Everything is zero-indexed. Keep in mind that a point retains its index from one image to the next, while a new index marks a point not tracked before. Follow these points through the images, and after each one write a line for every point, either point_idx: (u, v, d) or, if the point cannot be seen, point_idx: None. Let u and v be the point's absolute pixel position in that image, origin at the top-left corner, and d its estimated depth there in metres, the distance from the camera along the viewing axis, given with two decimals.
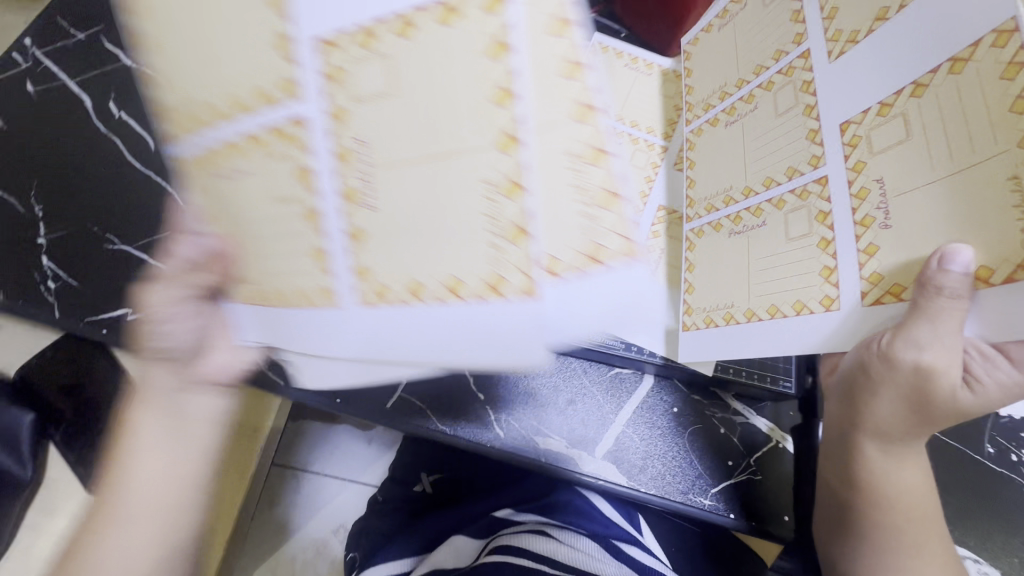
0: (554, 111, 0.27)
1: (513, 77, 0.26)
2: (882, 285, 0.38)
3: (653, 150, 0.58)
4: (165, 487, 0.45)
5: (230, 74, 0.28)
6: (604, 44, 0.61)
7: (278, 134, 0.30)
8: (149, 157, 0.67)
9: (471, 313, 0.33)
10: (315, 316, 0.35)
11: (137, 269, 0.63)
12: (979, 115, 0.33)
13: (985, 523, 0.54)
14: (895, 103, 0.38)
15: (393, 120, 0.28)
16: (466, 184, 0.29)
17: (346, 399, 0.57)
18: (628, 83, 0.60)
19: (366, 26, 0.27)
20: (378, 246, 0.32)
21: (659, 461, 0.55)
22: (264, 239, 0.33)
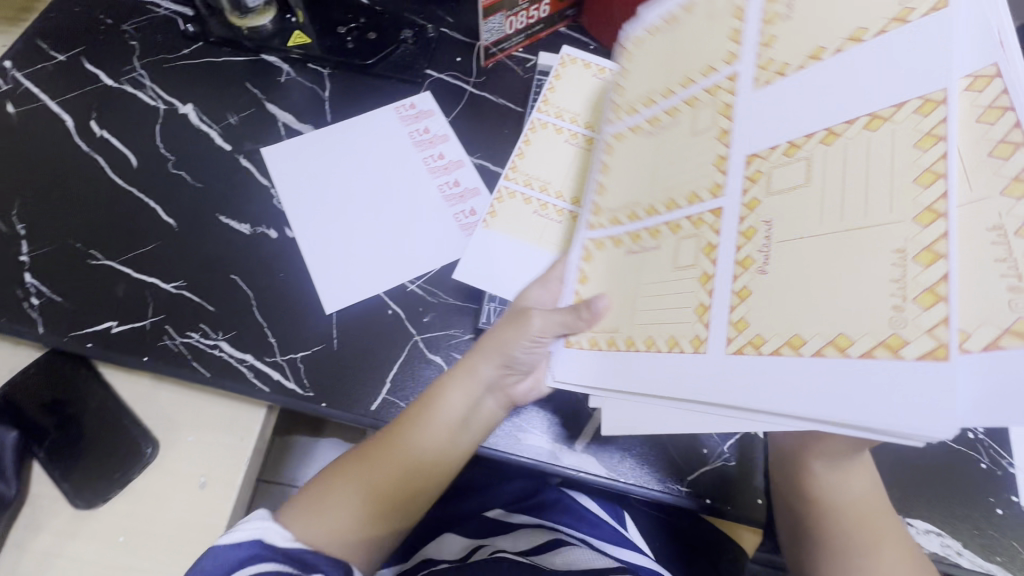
0: (981, 183, 0.31)
1: (936, 139, 0.32)
2: (745, 334, 0.37)
3: None
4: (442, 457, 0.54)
5: (685, 179, 0.45)
6: (567, 54, 0.71)
7: (699, 221, 0.42)
8: (131, 173, 0.69)
9: (866, 377, 0.32)
10: (675, 360, 0.41)
11: (119, 280, 0.62)
12: (888, 175, 0.33)
13: (949, 501, 0.56)
14: (803, 145, 0.37)
15: (801, 199, 0.37)
16: (878, 250, 0.32)
17: (331, 404, 0.57)
18: (585, 88, 0.69)
19: (790, 142, 0.38)
20: (760, 303, 0.37)
21: (637, 451, 0.57)
22: (656, 297, 0.44)
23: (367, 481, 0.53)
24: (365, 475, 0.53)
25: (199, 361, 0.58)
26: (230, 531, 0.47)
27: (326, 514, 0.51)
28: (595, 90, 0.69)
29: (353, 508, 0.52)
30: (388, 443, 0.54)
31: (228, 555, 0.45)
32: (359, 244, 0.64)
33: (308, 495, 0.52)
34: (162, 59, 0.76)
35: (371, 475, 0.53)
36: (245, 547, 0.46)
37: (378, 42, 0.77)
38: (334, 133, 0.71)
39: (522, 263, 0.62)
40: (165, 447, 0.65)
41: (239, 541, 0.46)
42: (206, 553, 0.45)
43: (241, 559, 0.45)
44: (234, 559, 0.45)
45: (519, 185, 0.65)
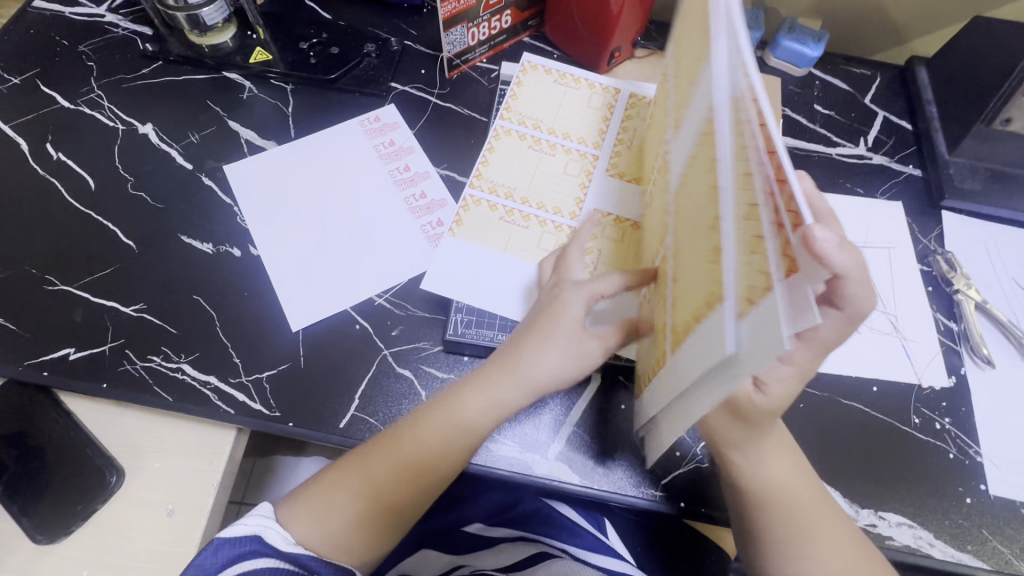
0: (758, 159, 0.33)
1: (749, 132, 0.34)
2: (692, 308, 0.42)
3: (570, 154, 0.67)
4: (434, 452, 0.51)
5: (667, 207, 0.52)
6: (529, 61, 0.72)
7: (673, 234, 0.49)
8: (90, 197, 0.67)
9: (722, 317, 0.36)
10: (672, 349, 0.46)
11: (77, 305, 0.61)
12: (724, 162, 0.37)
13: (918, 494, 0.57)
14: (697, 155, 0.43)
15: (699, 191, 0.42)
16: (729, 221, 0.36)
17: (298, 424, 0.56)
18: (547, 94, 0.70)
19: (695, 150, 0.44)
20: (690, 277, 0.42)
21: (611, 457, 0.57)
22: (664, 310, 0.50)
23: (373, 491, 0.51)
24: (368, 484, 0.51)
25: (160, 385, 0.57)
26: (234, 524, 0.48)
27: (330, 519, 0.50)
28: (556, 95, 0.70)
29: (356, 518, 0.50)
30: (392, 450, 0.51)
31: (230, 549, 0.46)
32: (326, 258, 0.64)
33: (310, 495, 0.51)
34: (121, 80, 0.75)
35: (376, 486, 0.51)
36: (246, 542, 0.47)
37: (340, 57, 0.76)
38: (297, 148, 0.71)
39: (490, 270, 0.62)
40: (131, 475, 0.63)
41: (240, 534, 0.47)
42: (210, 545, 0.46)
43: (242, 552, 0.47)
44: (235, 553, 0.46)
45: (484, 192, 0.65)
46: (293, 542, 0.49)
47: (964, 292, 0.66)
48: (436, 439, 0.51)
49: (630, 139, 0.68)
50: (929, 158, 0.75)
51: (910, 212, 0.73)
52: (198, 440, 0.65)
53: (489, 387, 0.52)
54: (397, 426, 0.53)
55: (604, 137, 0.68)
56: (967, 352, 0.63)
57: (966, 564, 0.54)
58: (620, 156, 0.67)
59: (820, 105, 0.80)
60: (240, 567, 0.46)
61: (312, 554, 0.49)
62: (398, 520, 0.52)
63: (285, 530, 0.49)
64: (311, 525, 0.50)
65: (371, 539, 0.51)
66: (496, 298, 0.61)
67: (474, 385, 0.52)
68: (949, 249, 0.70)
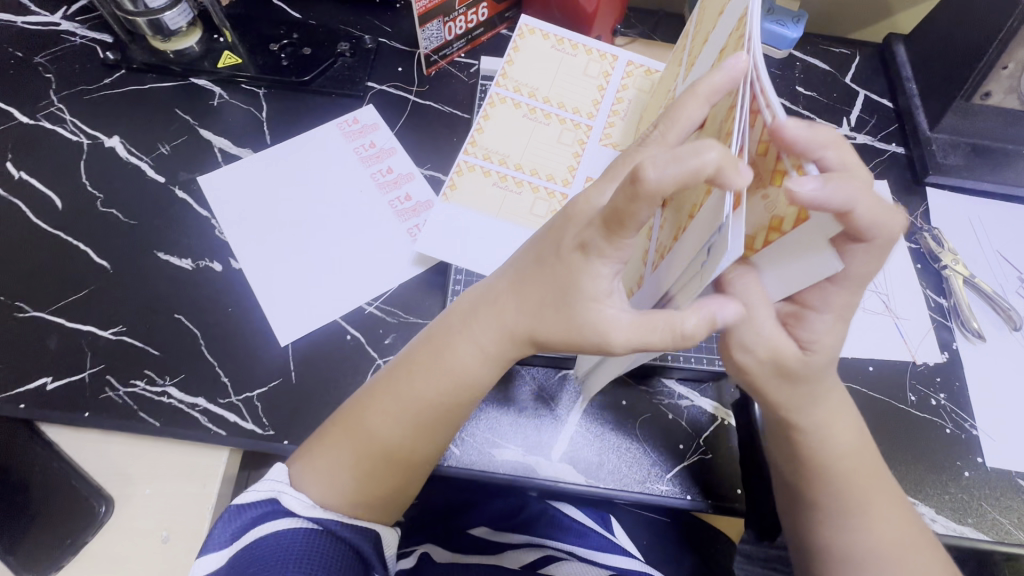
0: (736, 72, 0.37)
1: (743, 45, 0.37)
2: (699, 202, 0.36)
3: (565, 124, 0.66)
4: (429, 390, 0.48)
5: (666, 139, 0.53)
6: (525, 24, 0.68)
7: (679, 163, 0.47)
8: (57, 216, 0.64)
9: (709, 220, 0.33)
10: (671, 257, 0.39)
11: (51, 331, 0.58)
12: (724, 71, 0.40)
13: (919, 470, 0.57)
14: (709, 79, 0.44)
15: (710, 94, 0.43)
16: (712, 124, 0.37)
17: (293, 441, 0.55)
18: (545, 60, 0.67)
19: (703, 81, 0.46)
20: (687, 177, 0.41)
21: (615, 455, 0.56)
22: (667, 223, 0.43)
23: (376, 450, 0.48)
24: (372, 443, 0.48)
25: (146, 411, 0.55)
26: (249, 491, 0.48)
27: (340, 484, 0.48)
28: (552, 62, 0.67)
29: (366, 471, 0.48)
30: (385, 405, 0.48)
31: (246, 513, 0.46)
32: (316, 239, 0.63)
33: (314, 459, 0.49)
34: (82, 91, 0.71)
35: (379, 445, 0.48)
36: (261, 505, 0.46)
37: (313, 57, 0.74)
38: (280, 149, 0.69)
39: (482, 234, 0.61)
40: (121, 504, 0.61)
41: (251, 501, 0.47)
42: (224, 515, 0.46)
43: (258, 516, 0.46)
44: (251, 517, 0.46)
45: (478, 159, 0.63)
46: (311, 504, 0.47)
47: (952, 268, 0.66)
48: (423, 387, 0.48)
49: (624, 109, 0.66)
50: (912, 135, 0.75)
51: (896, 190, 0.73)
52: (191, 465, 0.62)
53: (471, 323, 0.47)
54: (381, 378, 0.50)
55: (599, 107, 0.66)
56: (958, 326, 0.64)
57: (967, 536, 0.55)
58: (614, 126, 0.66)
59: (802, 86, 0.79)
60: (256, 532, 0.45)
61: (335, 517, 0.47)
62: (407, 474, 0.49)
63: (301, 495, 0.47)
64: (324, 487, 0.47)
65: (373, 503, 0.49)
66: (487, 260, 0.60)
67: (456, 321, 0.48)
68: (935, 225, 0.70)
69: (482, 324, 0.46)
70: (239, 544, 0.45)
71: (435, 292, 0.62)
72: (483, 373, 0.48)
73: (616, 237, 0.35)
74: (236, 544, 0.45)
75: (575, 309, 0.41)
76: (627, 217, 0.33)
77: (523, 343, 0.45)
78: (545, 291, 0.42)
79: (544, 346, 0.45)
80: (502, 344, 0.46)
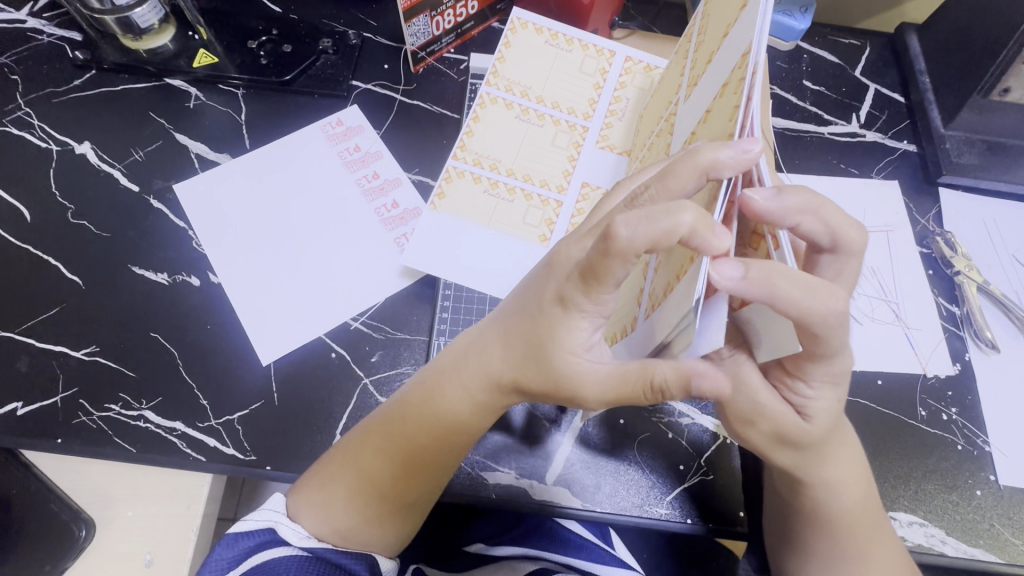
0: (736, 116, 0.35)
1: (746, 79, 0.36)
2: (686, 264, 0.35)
3: (561, 126, 0.62)
4: (417, 433, 0.46)
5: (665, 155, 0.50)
6: (518, 18, 0.64)
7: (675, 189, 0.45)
8: (25, 230, 0.61)
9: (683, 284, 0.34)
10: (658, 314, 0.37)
11: (21, 353, 0.56)
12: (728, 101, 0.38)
13: (929, 490, 0.55)
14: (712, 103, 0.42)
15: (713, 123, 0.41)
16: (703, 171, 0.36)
17: (276, 467, 0.52)
18: (538, 57, 0.63)
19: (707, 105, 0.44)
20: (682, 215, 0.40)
21: (612, 477, 0.54)
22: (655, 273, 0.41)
23: (372, 488, 0.47)
24: (365, 480, 0.47)
25: (122, 437, 0.53)
26: (245, 520, 0.46)
27: (339, 518, 0.46)
28: (546, 59, 0.63)
29: (362, 509, 0.47)
30: (379, 443, 0.47)
31: (242, 542, 0.44)
32: (297, 255, 0.60)
33: (311, 492, 0.47)
34: (50, 94, 0.68)
35: (373, 482, 0.47)
36: (258, 535, 0.45)
37: (294, 55, 0.70)
38: (261, 153, 0.65)
39: (472, 246, 0.58)
40: (103, 526, 0.60)
41: (250, 529, 0.45)
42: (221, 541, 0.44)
43: (255, 546, 0.44)
44: (247, 547, 0.44)
45: (468, 164, 0.60)
46: (306, 535, 0.46)
47: (966, 274, 0.63)
48: (417, 428, 0.46)
49: (622, 108, 0.63)
50: (925, 132, 0.72)
51: (907, 191, 0.70)
52: (172, 487, 0.60)
53: (464, 366, 0.46)
54: (379, 414, 0.49)
55: (595, 107, 0.63)
56: (971, 336, 0.61)
57: (979, 558, 0.53)
58: (611, 127, 0.62)
59: (809, 81, 0.75)
60: (253, 561, 0.43)
61: (329, 545, 0.46)
62: (407, 513, 0.49)
63: (296, 525, 0.46)
64: (322, 517, 0.46)
65: (374, 541, 0.48)
66: (477, 276, 0.57)
67: (451, 362, 0.47)
68: (948, 228, 0.67)
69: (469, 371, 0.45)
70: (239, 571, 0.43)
71: (425, 306, 0.59)
72: (473, 416, 0.46)
73: (595, 291, 0.36)
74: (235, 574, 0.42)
75: (557, 359, 0.40)
76: (603, 273, 0.34)
77: (510, 393, 0.45)
78: (529, 343, 0.41)
79: (526, 394, 0.44)
80: (492, 393, 0.45)
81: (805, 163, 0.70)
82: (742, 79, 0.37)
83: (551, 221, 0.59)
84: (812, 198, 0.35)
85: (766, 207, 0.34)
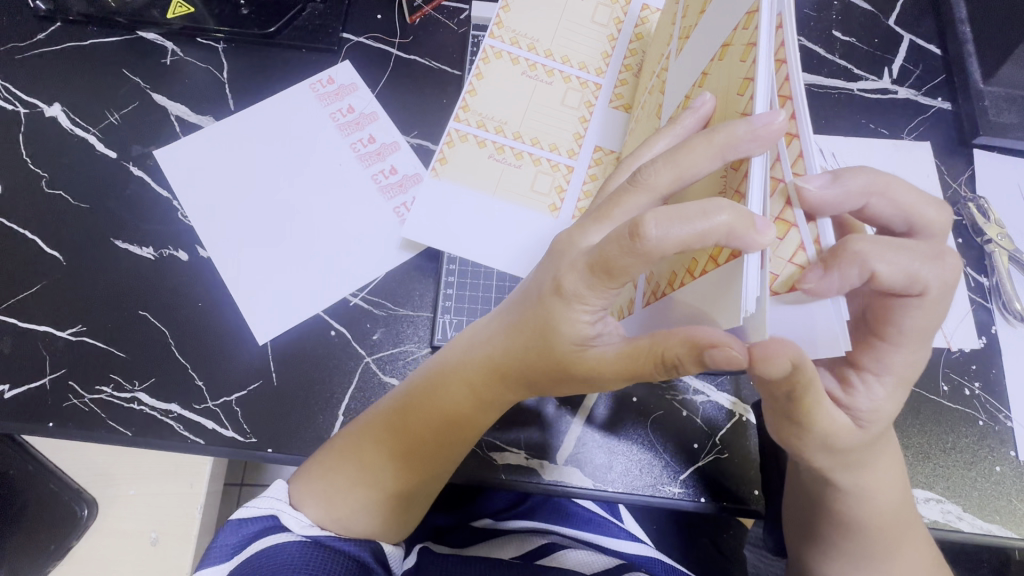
0: (744, 93, 0.32)
1: (752, 49, 0.32)
2: (709, 257, 0.33)
3: (570, 84, 0.57)
4: (426, 426, 0.45)
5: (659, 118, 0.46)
6: None
7: None
8: None
9: (718, 280, 0.32)
10: (682, 301, 0.35)
11: (5, 333, 0.53)
12: (730, 76, 0.34)
13: (948, 466, 0.54)
14: (708, 72, 0.38)
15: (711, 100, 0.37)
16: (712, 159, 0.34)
17: (278, 449, 0.51)
18: (547, 10, 0.58)
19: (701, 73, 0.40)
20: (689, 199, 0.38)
21: (625, 456, 0.52)
22: (663, 269, 0.39)
23: (374, 479, 0.46)
24: (367, 469, 0.46)
25: (116, 420, 0.51)
26: (246, 507, 0.46)
27: (345, 511, 0.45)
28: (555, 9, 0.58)
29: (364, 499, 0.46)
30: (379, 433, 0.46)
31: (246, 527, 0.44)
32: (283, 230, 0.56)
33: (313, 478, 0.46)
34: (12, 50, 0.62)
35: (376, 473, 0.46)
36: (262, 521, 0.44)
37: (277, 4, 0.63)
38: (248, 115, 0.60)
39: (474, 216, 0.54)
40: (104, 506, 0.63)
41: (255, 514, 0.45)
42: (225, 527, 0.44)
43: (258, 532, 0.44)
44: (252, 531, 0.44)
45: (471, 126, 0.55)
46: (309, 524, 0.45)
47: (997, 243, 0.60)
48: (421, 420, 0.45)
49: (637, 63, 0.57)
50: (961, 88, 0.67)
51: (939, 152, 0.65)
52: (171, 474, 0.64)
53: (466, 356, 0.45)
54: (383, 406, 0.47)
55: (609, 61, 0.57)
56: (999, 308, 0.59)
57: (994, 534, 0.52)
58: (628, 86, 0.57)
59: (840, 31, 0.69)
60: (255, 545, 0.43)
61: (332, 533, 0.45)
62: (407, 505, 0.47)
63: (300, 513, 0.45)
64: (328, 507, 0.45)
65: (379, 527, 0.47)
66: (488, 252, 0.54)
67: (455, 354, 0.46)
68: (981, 194, 0.63)
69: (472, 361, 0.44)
70: (243, 556, 0.42)
71: (428, 279, 0.56)
72: (476, 407, 0.45)
73: (603, 282, 0.34)
74: (238, 559, 0.42)
75: (558, 351, 0.38)
76: (617, 267, 0.32)
77: (516, 382, 0.43)
78: (535, 339, 0.39)
79: (526, 383, 0.43)
80: (493, 383, 0.44)
81: (832, 123, 0.66)
82: (749, 40, 0.32)
83: (562, 188, 0.55)
84: (862, 182, 0.34)
85: (822, 197, 0.30)
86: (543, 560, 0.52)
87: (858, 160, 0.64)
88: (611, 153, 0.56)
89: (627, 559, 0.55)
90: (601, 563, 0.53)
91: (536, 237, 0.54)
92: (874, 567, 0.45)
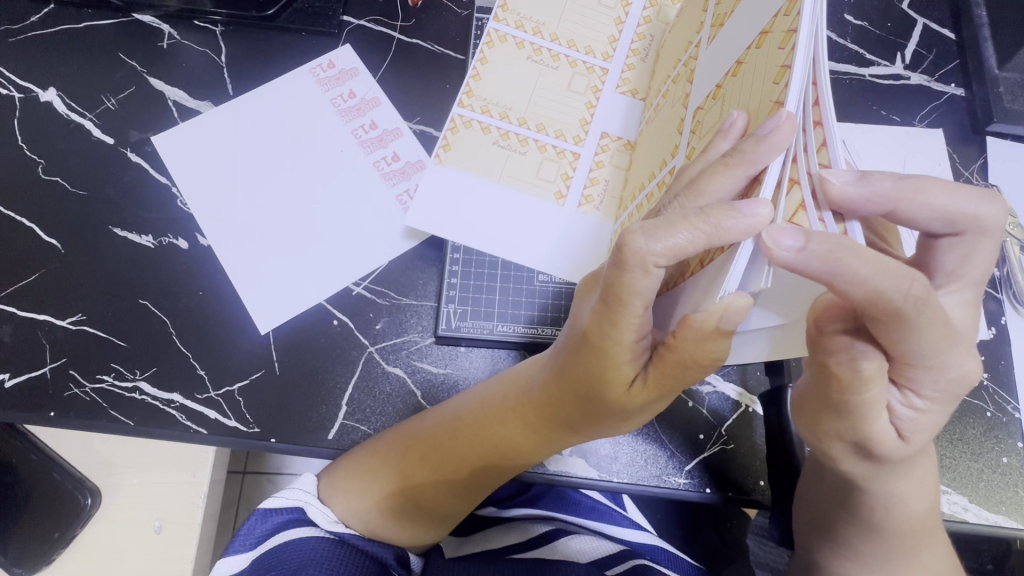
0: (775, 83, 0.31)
1: (793, 38, 0.30)
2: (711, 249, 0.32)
3: (578, 69, 0.55)
4: (471, 453, 0.47)
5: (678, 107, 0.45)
6: None
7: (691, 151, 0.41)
8: None
9: (716, 270, 0.31)
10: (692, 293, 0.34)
11: (4, 322, 0.53)
12: (765, 66, 0.32)
13: (955, 458, 0.53)
14: (744, 59, 0.36)
15: (740, 90, 0.35)
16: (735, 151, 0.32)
17: (282, 439, 0.50)
18: None
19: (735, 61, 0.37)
20: None
21: (631, 446, 0.52)
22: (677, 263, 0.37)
23: (408, 492, 0.49)
24: (403, 482, 0.49)
25: (118, 409, 0.51)
26: (274, 498, 0.49)
27: (366, 505, 0.49)
28: None
29: (394, 509, 0.50)
30: (422, 452, 0.48)
31: (273, 518, 0.47)
32: (285, 222, 0.55)
33: (337, 479, 0.50)
34: (4, 32, 0.60)
35: (410, 486, 0.49)
36: (287, 512, 0.47)
37: None
38: (248, 101, 0.59)
39: (481, 205, 0.53)
40: (108, 494, 0.63)
41: (281, 506, 0.47)
42: (253, 515, 0.47)
43: (284, 523, 0.47)
44: (277, 523, 0.47)
45: (475, 112, 0.54)
46: (334, 520, 0.49)
47: (1009, 232, 0.59)
48: (463, 446, 0.47)
49: (646, 47, 0.56)
50: (974, 74, 0.65)
51: (951, 140, 0.64)
52: (175, 462, 0.65)
53: (513, 390, 0.46)
54: (428, 423, 0.48)
55: (616, 45, 0.56)
56: (1009, 299, 0.58)
57: (998, 525, 0.52)
58: (636, 72, 0.55)
59: (852, 14, 0.67)
60: (281, 536, 0.46)
61: (355, 534, 0.49)
62: (427, 516, 0.51)
63: (325, 508, 0.49)
64: (351, 505, 0.49)
65: (406, 536, 0.51)
66: (498, 243, 0.53)
67: (506, 386, 0.47)
68: (993, 183, 0.62)
69: (521, 393, 0.45)
70: (264, 548, 0.45)
71: (431, 269, 0.55)
72: (518, 440, 0.46)
73: (618, 314, 0.33)
74: (262, 549, 0.45)
75: (574, 375, 0.39)
76: (627, 291, 0.32)
77: (561, 422, 0.44)
78: (573, 365, 0.39)
79: (567, 423, 0.44)
80: (544, 421, 0.44)
81: (841, 111, 0.64)
82: (789, 27, 0.30)
83: (567, 175, 0.54)
84: (890, 187, 0.31)
85: (847, 193, 0.29)
86: (539, 550, 0.53)
87: (869, 148, 0.63)
88: (621, 140, 0.55)
89: (629, 545, 0.56)
90: (605, 549, 0.53)
91: (543, 230, 0.53)
92: (877, 555, 0.45)
